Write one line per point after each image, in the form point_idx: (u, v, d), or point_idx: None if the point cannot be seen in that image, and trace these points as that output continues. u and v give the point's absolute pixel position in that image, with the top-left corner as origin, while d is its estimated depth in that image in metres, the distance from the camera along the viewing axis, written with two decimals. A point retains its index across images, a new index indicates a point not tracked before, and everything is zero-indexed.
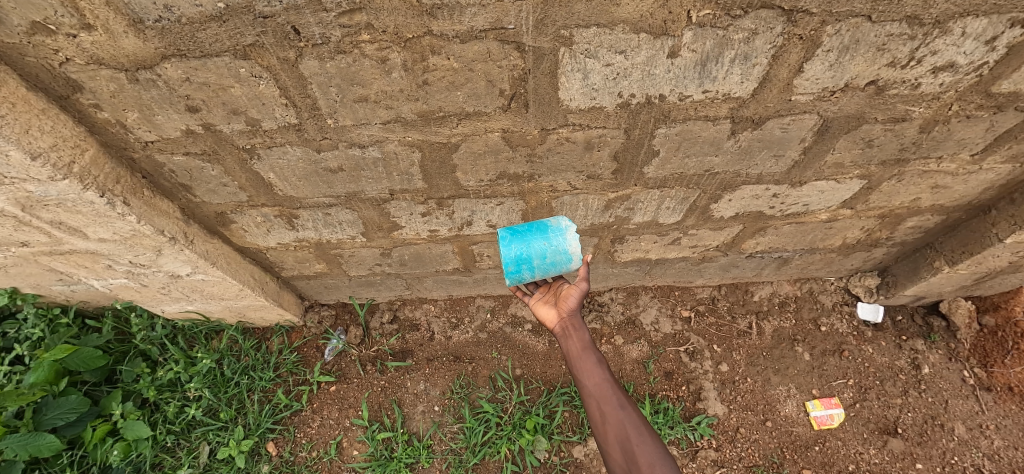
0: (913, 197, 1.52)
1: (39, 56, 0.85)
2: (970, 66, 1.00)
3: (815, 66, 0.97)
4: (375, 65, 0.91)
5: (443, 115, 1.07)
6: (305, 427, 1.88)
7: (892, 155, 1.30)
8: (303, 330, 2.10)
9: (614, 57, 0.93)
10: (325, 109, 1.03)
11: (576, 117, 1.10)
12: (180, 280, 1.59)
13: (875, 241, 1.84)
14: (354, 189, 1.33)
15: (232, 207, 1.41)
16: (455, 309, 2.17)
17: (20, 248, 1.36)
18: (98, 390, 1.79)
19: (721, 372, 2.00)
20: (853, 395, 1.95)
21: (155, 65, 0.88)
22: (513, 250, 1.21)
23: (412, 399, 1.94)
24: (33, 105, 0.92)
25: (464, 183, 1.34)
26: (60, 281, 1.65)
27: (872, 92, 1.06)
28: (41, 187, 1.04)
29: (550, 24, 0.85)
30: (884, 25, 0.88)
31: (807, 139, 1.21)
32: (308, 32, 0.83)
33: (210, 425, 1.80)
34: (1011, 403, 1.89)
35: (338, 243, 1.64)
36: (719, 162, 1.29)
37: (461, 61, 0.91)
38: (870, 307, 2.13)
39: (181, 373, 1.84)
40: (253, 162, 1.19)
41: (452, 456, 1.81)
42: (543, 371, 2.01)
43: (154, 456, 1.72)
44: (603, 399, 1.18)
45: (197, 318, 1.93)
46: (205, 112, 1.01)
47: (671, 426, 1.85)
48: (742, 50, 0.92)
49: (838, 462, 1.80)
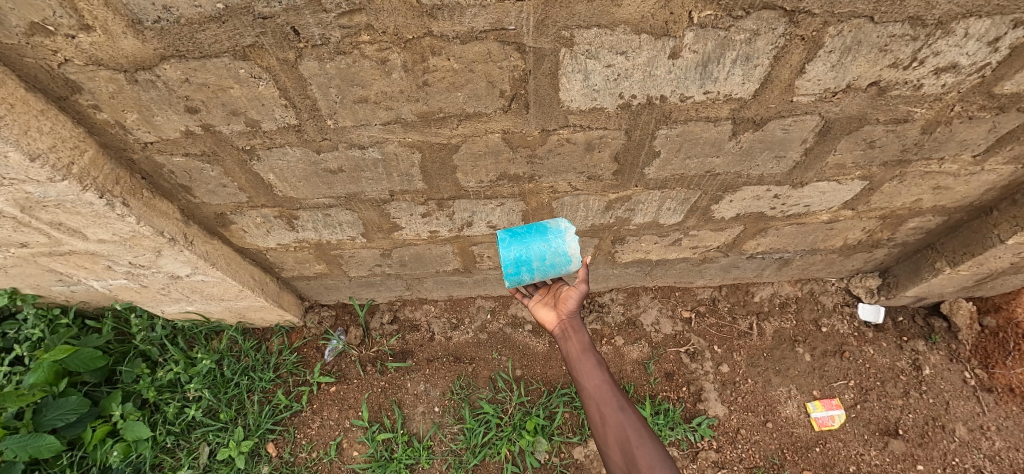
0: (915, 198, 1.52)
1: (37, 57, 0.85)
2: (973, 67, 0.99)
3: (816, 67, 0.97)
4: (374, 66, 0.90)
5: (443, 116, 1.06)
6: (305, 428, 1.88)
7: (894, 156, 1.29)
8: (303, 331, 2.10)
9: (615, 58, 0.92)
10: (325, 110, 1.02)
11: (576, 118, 1.09)
12: (180, 281, 1.58)
13: (876, 242, 1.84)
14: (354, 189, 1.33)
15: (231, 208, 1.40)
16: (455, 310, 2.17)
17: (19, 248, 1.36)
18: (98, 391, 1.79)
19: (722, 373, 2.00)
20: (854, 396, 1.95)
21: (153, 66, 0.88)
22: (513, 253, 1.22)
23: (413, 400, 1.94)
24: (32, 106, 0.92)
25: (464, 184, 1.33)
26: (60, 282, 1.65)
27: (874, 93, 1.06)
28: (41, 188, 1.04)
29: (551, 25, 0.84)
30: (886, 26, 0.87)
31: (808, 140, 1.21)
32: (307, 33, 0.83)
33: (210, 426, 1.80)
34: (1012, 404, 1.89)
35: (338, 244, 1.64)
36: (720, 163, 1.29)
37: (461, 62, 0.91)
38: (872, 308, 2.13)
39: (181, 373, 1.84)
40: (253, 162, 1.19)
41: (452, 457, 1.80)
42: (544, 372, 2.01)
43: (154, 457, 1.72)
44: (602, 401, 1.18)
45: (197, 319, 1.93)
46: (204, 113, 1.01)
47: (671, 427, 1.85)
48: (744, 51, 0.91)
49: (839, 463, 1.80)
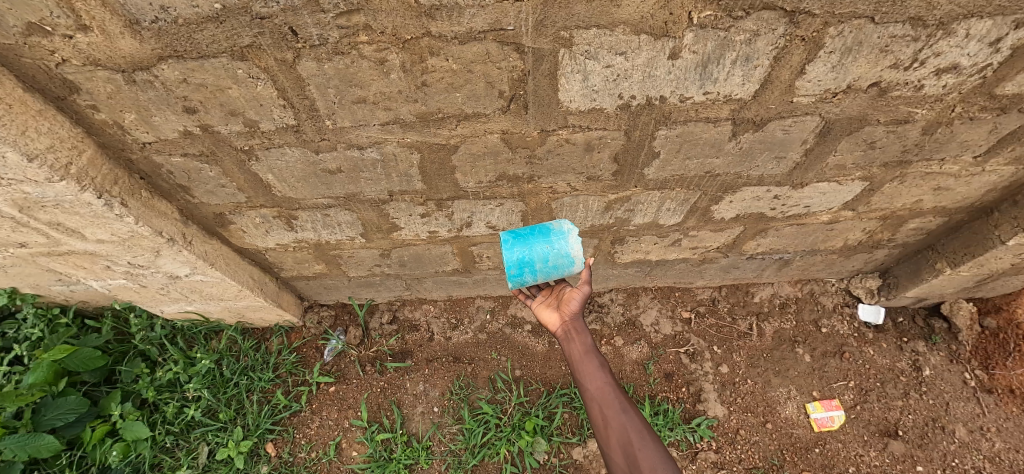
0: (916, 199, 1.51)
1: (35, 57, 0.85)
2: (974, 67, 0.99)
3: (817, 67, 0.96)
4: (373, 66, 0.90)
5: (442, 116, 1.06)
6: (305, 428, 1.88)
7: (894, 157, 1.29)
8: (302, 331, 2.10)
9: (614, 58, 0.92)
10: (323, 110, 1.02)
11: (576, 118, 1.09)
12: (179, 281, 1.58)
13: (877, 243, 1.83)
14: (353, 190, 1.32)
15: (230, 208, 1.40)
16: (455, 310, 2.17)
17: (18, 248, 1.36)
18: (97, 391, 1.79)
19: (722, 373, 2.00)
20: (854, 397, 1.95)
21: (152, 66, 0.87)
22: (516, 254, 1.21)
23: (412, 400, 1.94)
24: (29, 106, 0.91)
25: (463, 185, 1.33)
26: (59, 282, 1.65)
27: (875, 94, 1.05)
28: (39, 188, 1.03)
29: (550, 25, 0.84)
30: (888, 26, 0.87)
31: (809, 140, 1.20)
32: (305, 33, 0.82)
33: (210, 425, 1.80)
34: (1013, 405, 1.89)
35: (337, 244, 1.64)
36: (720, 163, 1.28)
37: (459, 63, 0.91)
38: (872, 309, 2.12)
39: (181, 373, 1.84)
40: (251, 162, 1.18)
41: (451, 457, 1.80)
42: (543, 372, 2.00)
43: (153, 457, 1.72)
44: (605, 403, 1.18)
45: (196, 319, 1.93)
46: (203, 113, 1.00)
47: (671, 427, 1.85)
48: (744, 51, 0.91)
49: (839, 464, 1.80)
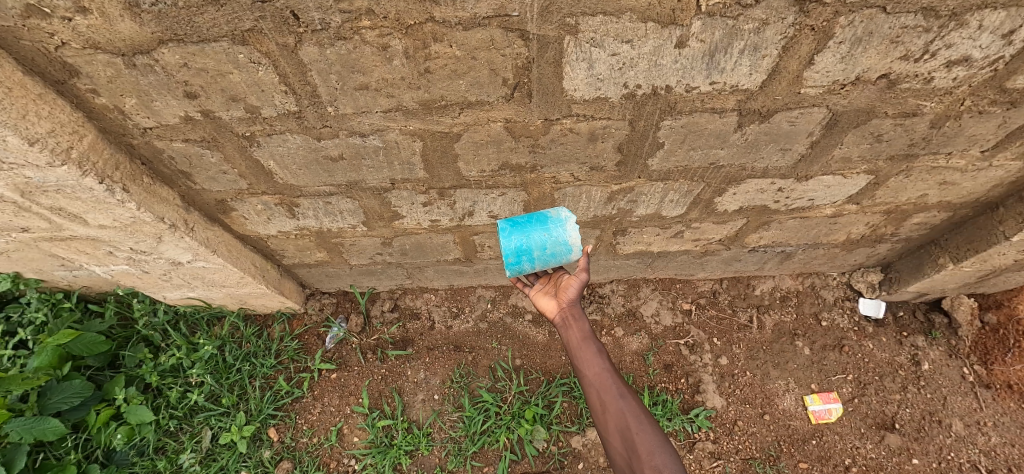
0: (921, 194, 1.50)
1: (34, 40, 0.84)
2: (985, 60, 0.97)
3: (827, 57, 0.95)
4: (376, 52, 0.89)
5: (444, 104, 1.05)
6: (306, 414, 1.90)
7: (901, 151, 1.27)
8: (304, 318, 2.12)
9: (621, 46, 0.90)
10: (325, 96, 1.01)
11: (580, 107, 1.08)
12: (182, 267, 1.58)
13: (880, 237, 1.83)
14: (354, 178, 1.32)
15: (232, 195, 1.40)
16: (456, 299, 2.18)
17: (21, 232, 1.36)
18: (101, 375, 1.81)
19: (721, 365, 2.01)
20: (852, 390, 1.96)
21: (152, 50, 0.86)
22: (513, 242, 1.21)
23: (412, 388, 1.96)
24: (28, 90, 0.91)
25: (465, 174, 1.32)
26: (62, 267, 1.65)
27: (883, 86, 1.04)
28: (40, 173, 1.03)
29: (555, 12, 0.82)
30: (899, 16, 0.85)
31: (815, 133, 1.20)
32: (307, 17, 0.81)
33: (213, 410, 1.82)
34: (1011, 400, 1.89)
35: (339, 232, 1.64)
36: (725, 155, 1.27)
37: (463, 49, 0.89)
38: (873, 303, 2.13)
39: (184, 358, 1.86)
40: (253, 148, 1.17)
41: (451, 444, 1.82)
42: (543, 361, 2.02)
43: (158, 440, 1.74)
44: (603, 389, 1.18)
45: (199, 305, 1.94)
46: (204, 99, 1.00)
47: (669, 418, 1.86)
48: (752, 41, 0.90)
49: (835, 456, 1.82)
